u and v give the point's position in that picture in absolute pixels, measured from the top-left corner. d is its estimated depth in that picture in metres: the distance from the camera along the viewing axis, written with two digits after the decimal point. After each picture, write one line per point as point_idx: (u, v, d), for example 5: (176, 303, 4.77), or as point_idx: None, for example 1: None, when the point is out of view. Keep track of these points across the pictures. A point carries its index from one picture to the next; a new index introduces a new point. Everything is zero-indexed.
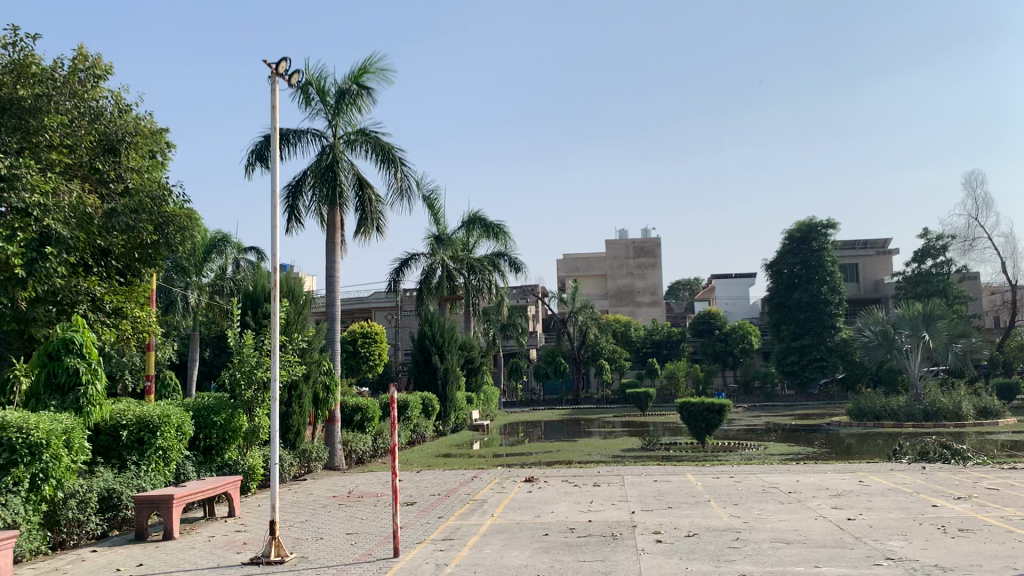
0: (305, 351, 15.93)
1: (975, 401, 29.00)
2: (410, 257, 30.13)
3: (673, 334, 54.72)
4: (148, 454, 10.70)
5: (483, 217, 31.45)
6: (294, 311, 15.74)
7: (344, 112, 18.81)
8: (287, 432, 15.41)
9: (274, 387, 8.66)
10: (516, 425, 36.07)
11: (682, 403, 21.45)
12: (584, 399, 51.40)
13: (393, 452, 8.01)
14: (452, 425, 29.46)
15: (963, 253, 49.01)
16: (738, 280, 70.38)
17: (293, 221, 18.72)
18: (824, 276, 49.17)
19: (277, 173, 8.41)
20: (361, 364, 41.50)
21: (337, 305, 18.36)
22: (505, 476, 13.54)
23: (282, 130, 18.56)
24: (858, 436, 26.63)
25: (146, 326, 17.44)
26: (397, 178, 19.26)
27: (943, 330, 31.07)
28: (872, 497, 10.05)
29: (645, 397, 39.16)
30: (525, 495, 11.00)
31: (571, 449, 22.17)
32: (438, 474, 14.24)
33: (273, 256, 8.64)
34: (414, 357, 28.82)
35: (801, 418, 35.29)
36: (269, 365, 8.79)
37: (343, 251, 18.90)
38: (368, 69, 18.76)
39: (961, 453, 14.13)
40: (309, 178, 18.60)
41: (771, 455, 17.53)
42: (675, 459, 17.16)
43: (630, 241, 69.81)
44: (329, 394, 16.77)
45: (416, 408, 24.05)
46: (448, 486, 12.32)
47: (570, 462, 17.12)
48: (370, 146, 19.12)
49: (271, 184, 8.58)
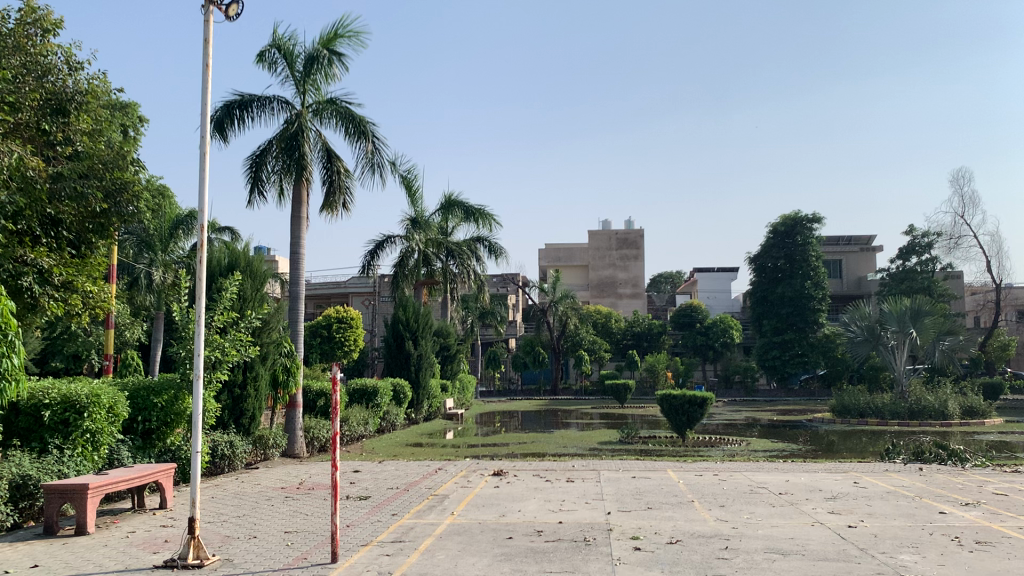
0: (262, 330, 14.83)
1: (961, 400, 28.33)
2: (386, 240, 29.05)
3: (654, 327, 53.84)
4: (73, 437, 9.65)
5: (462, 201, 30.44)
6: (252, 287, 14.66)
7: (313, 79, 17.73)
8: (241, 417, 14.29)
9: (198, 366, 7.49)
10: (492, 414, 35.20)
11: (663, 395, 20.55)
12: (563, 391, 50.54)
13: (337, 438, 7.01)
14: (424, 413, 28.46)
15: (948, 251, 48.51)
16: (721, 274, 69.80)
17: (255, 194, 17.64)
18: (807, 271, 48.56)
19: (207, 120, 7.35)
20: (336, 349, 40.38)
21: (303, 281, 17.33)
22: (473, 468, 12.59)
23: (244, 96, 17.43)
24: (842, 433, 25.89)
25: (100, 301, 16.26)
26: (367, 151, 18.17)
27: (931, 327, 30.24)
28: (872, 502, 9.17)
29: (624, 388, 38.35)
30: (491, 491, 10.04)
31: (547, 441, 21.23)
32: (401, 465, 13.23)
33: (201, 209, 7.59)
34: (387, 342, 27.76)
35: (783, 413, 34.55)
36: (192, 342, 7.62)
37: (309, 227, 17.85)
38: (341, 33, 17.66)
39: (959, 454, 13.27)
40: (273, 148, 17.52)
41: (755, 451, 16.64)
42: (655, 453, 16.26)
43: (612, 232, 68.89)
44: (289, 376, 15.83)
45: (387, 396, 23.03)
46: (408, 479, 11.33)
47: (544, 454, 16.17)
48: (340, 116, 18.02)
49: (199, 134, 7.56)
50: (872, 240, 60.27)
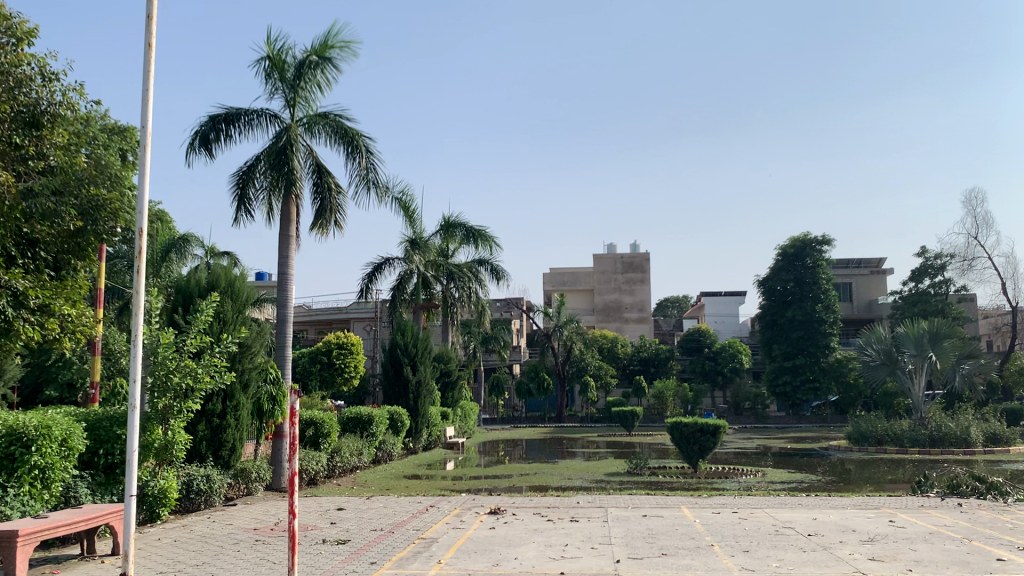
0: (241, 356, 13.67)
1: (983, 426, 27.11)
2: (384, 262, 28.13)
3: (661, 351, 52.74)
4: (19, 475, 8.62)
5: (462, 222, 29.60)
6: (232, 310, 13.69)
7: (304, 89, 16.90)
8: (219, 449, 13.27)
9: (133, 395, 6.93)
10: (495, 443, 34.11)
11: (672, 423, 19.44)
12: (568, 419, 49.31)
13: (297, 478, 6.13)
14: (423, 442, 27.35)
15: (962, 273, 47.42)
16: (728, 298, 68.74)
17: (242, 212, 16.74)
18: (818, 293, 47.44)
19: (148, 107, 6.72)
20: (336, 376, 39.44)
21: (291, 304, 16.36)
22: (467, 506, 11.51)
23: (230, 108, 16.56)
24: (860, 462, 24.78)
25: (80, 325, 14.15)
26: (360, 167, 17.25)
27: (950, 350, 29.09)
28: (915, 545, 8.10)
29: (631, 415, 37.23)
30: (486, 534, 8.99)
31: (551, 471, 20.15)
32: (389, 502, 12.13)
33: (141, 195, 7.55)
34: (385, 368, 26.72)
35: (796, 441, 33.37)
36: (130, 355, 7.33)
37: (297, 247, 16.89)
38: (332, 41, 16.84)
39: (999, 487, 12.13)
40: (261, 163, 16.65)
41: (772, 484, 15.51)
42: (665, 486, 15.17)
43: (618, 256, 68.00)
44: (275, 405, 14.87)
45: (383, 424, 21.99)
46: (395, 518, 10.29)
47: (546, 488, 15.10)
48: (333, 130, 17.14)
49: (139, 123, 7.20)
50: (883, 262, 59.16)
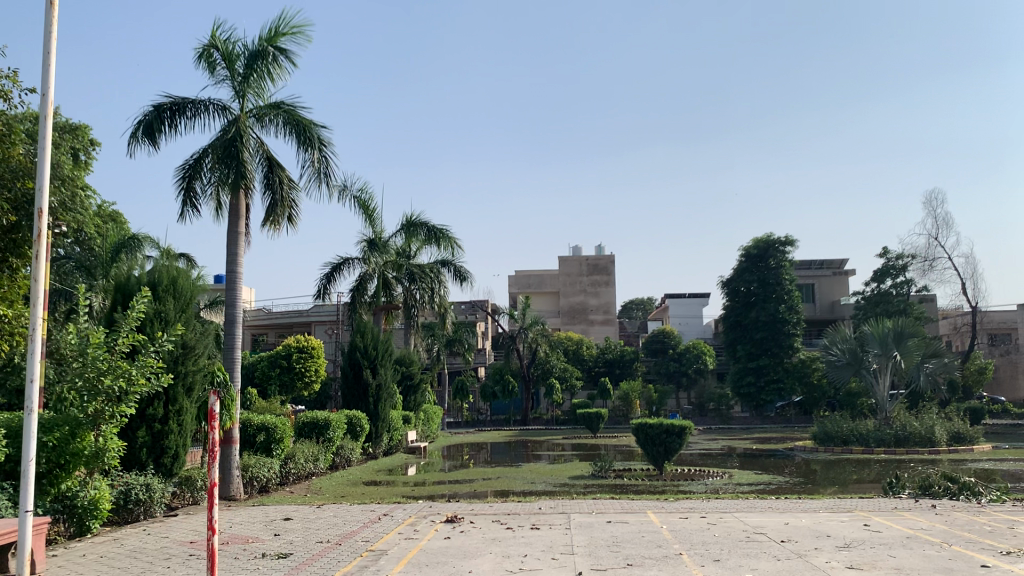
0: (186, 357, 12.99)
1: (948, 425, 27.07)
2: (343, 262, 27.35)
3: (626, 353, 52.47)
4: None
5: (424, 221, 28.92)
6: (176, 309, 13.03)
7: (254, 80, 16.16)
8: (161, 456, 12.52)
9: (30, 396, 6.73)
10: (460, 446, 33.54)
11: (638, 425, 18.99)
12: (533, 421, 48.82)
13: (216, 491, 5.63)
14: (383, 447, 26.63)
15: (923, 273, 47.73)
16: (692, 300, 68.80)
17: (187, 207, 16.08)
18: (782, 294, 47.42)
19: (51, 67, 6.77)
20: (296, 381, 38.52)
21: (240, 304, 15.65)
22: (422, 513, 10.92)
23: (174, 97, 15.82)
24: (826, 463, 24.58)
25: (18, 327, 12.60)
26: (314, 161, 16.56)
27: (914, 349, 29.00)
28: (893, 551, 7.66)
29: (596, 417, 36.84)
30: (441, 545, 8.41)
31: (514, 476, 19.61)
32: (339, 511, 11.47)
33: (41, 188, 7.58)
34: (343, 371, 25.97)
35: (761, 441, 33.19)
36: (29, 347, 7.05)
37: (248, 243, 16.15)
38: (284, 29, 16.15)
39: (972, 487, 11.79)
40: (208, 156, 15.95)
41: (739, 485, 15.07)
42: (630, 490, 14.69)
43: (583, 258, 67.69)
44: (223, 410, 14.54)
45: (341, 429, 21.27)
46: (343, 528, 9.66)
47: (508, 493, 14.53)
48: (284, 121, 16.43)
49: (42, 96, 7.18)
50: (845, 263, 59.47)
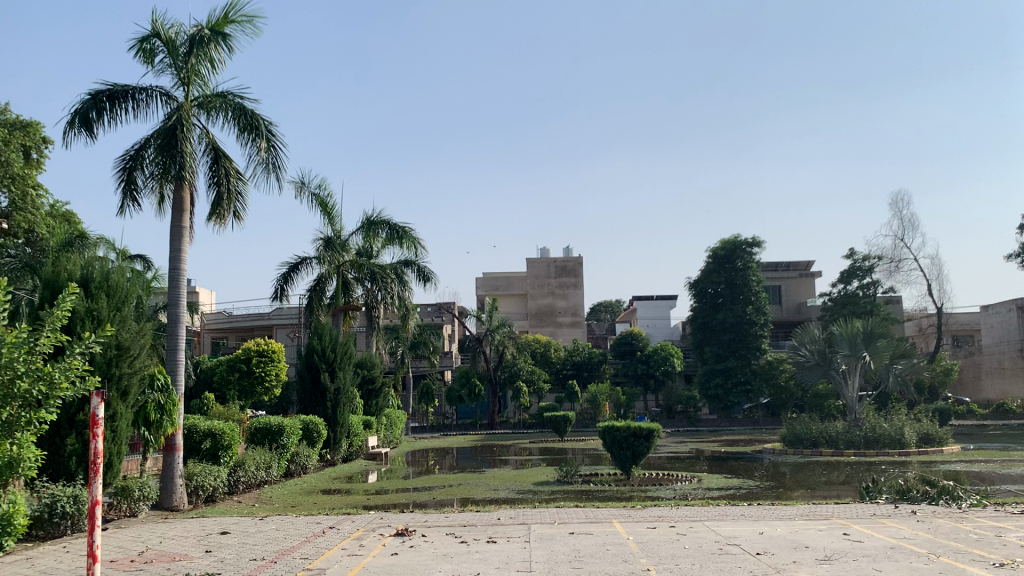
0: (119, 358, 12.12)
1: (917, 427, 26.79)
2: (301, 262, 26.48)
3: (594, 355, 51.98)
4: None
5: (386, 219, 28.08)
6: (109, 308, 12.16)
7: (196, 66, 15.34)
8: (92, 466, 11.63)
9: None
10: (424, 452, 32.66)
11: (604, 427, 18.40)
12: (500, 425, 48.07)
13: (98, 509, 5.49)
14: (342, 454, 25.74)
15: (889, 274, 47.73)
16: (660, 302, 68.48)
17: (128, 200, 15.20)
18: (749, 295, 47.18)
19: None
20: (257, 385, 37.32)
21: (183, 304, 14.73)
22: (373, 526, 10.16)
23: (112, 85, 14.94)
24: (795, 465, 24.15)
25: None
26: (261, 150, 15.72)
27: (883, 349, 28.68)
28: (877, 564, 7.04)
29: (563, 420, 36.20)
30: (385, 563, 7.65)
31: (476, 483, 18.87)
32: (283, 523, 10.67)
33: None
34: (300, 374, 25.10)
35: (730, 444, 32.75)
36: None
37: (192, 238, 15.29)
38: (232, 15, 15.28)
39: (951, 491, 11.27)
40: (150, 147, 15.08)
41: (708, 491, 14.44)
42: (596, 496, 14.05)
43: (551, 260, 67.16)
44: (164, 415, 13.49)
45: (295, 435, 20.39)
46: (284, 543, 8.86)
47: (467, 501, 13.78)
48: (230, 110, 15.61)
49: None
50: (811, 265, 59.52)
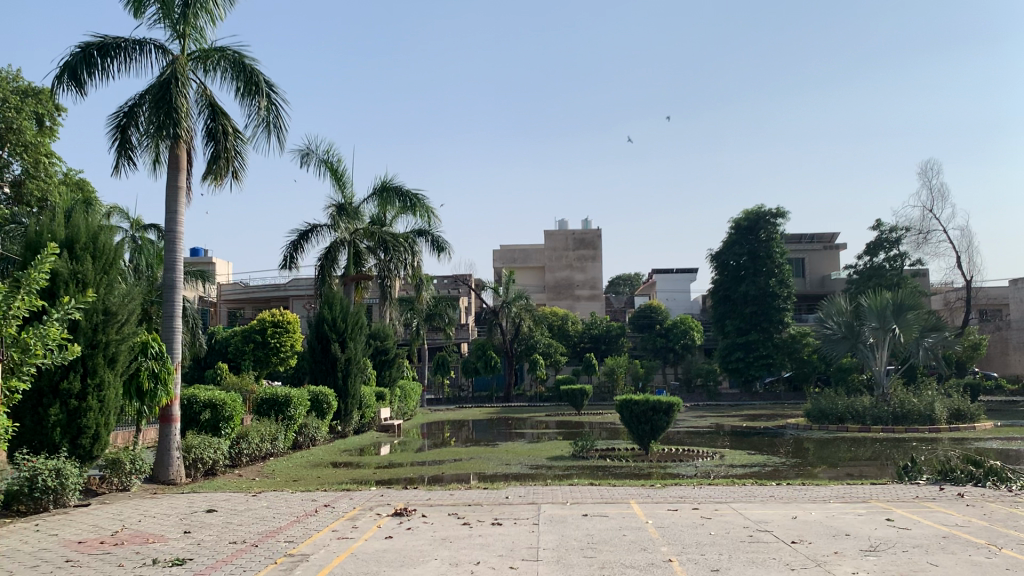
0: (107, 323, 11.41)
1: (948, 402, 25.79)
2: (311, 229, 25.73)
3: (612, 328, 51.15)
4: None
5: (399, 187, 27.20)
6: (96, 271, 11.47)
7: (193, 19, 14.46)
8: (78, 437, 10.96)
9: None
10: (439, 424, 32.01)
11: (622, 401, 17.62)
12: (516, 398, 47.42)
13: None
14: (354, 425, 25.11)
15: (917, 246, 46.40)
16: (680, 275, 67.38)
17: (122, 159, 14.45)
18: (772, 267, 46.00)
19: None
20: (271, 356, 36.80)
21: (180, 268, 14.01)
22: (371, 503, 9.40)
23: (103, 38, 14.11)
24: (820, 441, 23.30)
25: None
26: (261, 109, 14.87)
27: (913, 322, 27.59)
28: (931, 557, 6.18)
29: (580, 393, 35.40)
30: (377, 548, 6.89)
31: (487, 457, 18.18)
32: (276, 500, 9.96)
33: None
34: (310, 343, 24.44)
35: (752, 418, 31.90)
36: None
37: (189, 199, 14.51)
38: None
39: (999, 473, 10.37)
40: (144, 104, 14.27)
41: (732, 469, 13.61)
42: (612, 472, 13.28)
43: (570, 232, 66.19)
44: (158, 384, 12.86)
45: (304, 406, 19.73)
46: (271, 524, 8.12)
47: (477, 477, 13.06)
48: (228, 65, 14.76)
49: None
50: (836, 237, 58.13)
